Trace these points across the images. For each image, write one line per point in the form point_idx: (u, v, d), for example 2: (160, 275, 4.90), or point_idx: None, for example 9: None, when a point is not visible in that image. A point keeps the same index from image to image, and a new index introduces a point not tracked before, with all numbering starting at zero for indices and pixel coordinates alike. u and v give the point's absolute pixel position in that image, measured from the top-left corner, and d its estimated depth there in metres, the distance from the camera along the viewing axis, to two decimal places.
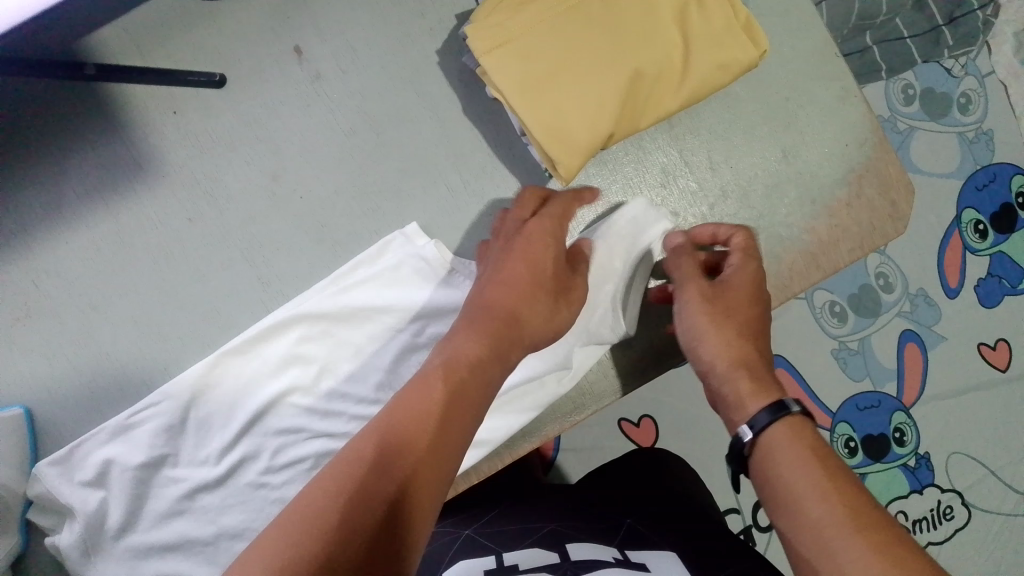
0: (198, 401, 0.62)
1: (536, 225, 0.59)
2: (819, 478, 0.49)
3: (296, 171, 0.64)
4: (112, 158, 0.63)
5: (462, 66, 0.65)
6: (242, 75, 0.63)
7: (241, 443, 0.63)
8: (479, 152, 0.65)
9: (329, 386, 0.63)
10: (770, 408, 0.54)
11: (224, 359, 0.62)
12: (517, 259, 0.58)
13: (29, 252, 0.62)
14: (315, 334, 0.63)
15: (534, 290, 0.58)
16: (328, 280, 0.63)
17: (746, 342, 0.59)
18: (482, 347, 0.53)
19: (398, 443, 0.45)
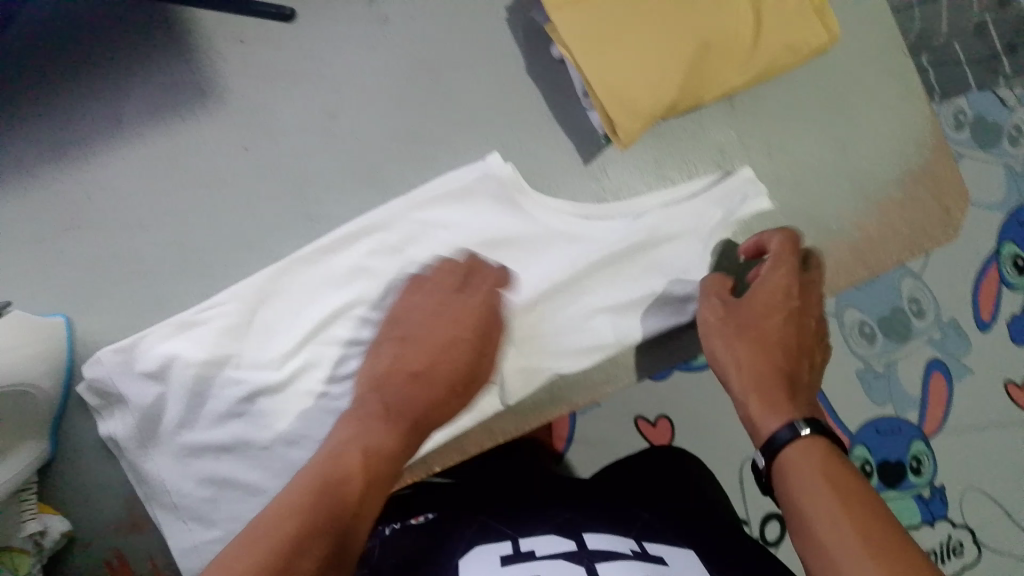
0: (263, 305, 0.63)
1: (444, 322, 0.63)
2: (830, 491, 0.49)
3: (355, 113, 0.65)
4: (174, 81, 0.64)
5: (527, 24, 0.65)
6: (308, 12, 0.64)
7: (304, 349, 0.63)
8: (537, 112, 0.65)
9: (394, 299, 0.64)
10: (789, 427, 0.54)
11: (294, 267, 0.63)
12: (432, 370, 0.62)
13: (83, 166, 0.63)
14: (383, 248, 0.63)
15: (455, 363, 0.62)
16: (404, 198, 0.63)
17: (764, 354, 0.60)
18: (369, 437, 0.56)
19: (314, 516, 0.49)
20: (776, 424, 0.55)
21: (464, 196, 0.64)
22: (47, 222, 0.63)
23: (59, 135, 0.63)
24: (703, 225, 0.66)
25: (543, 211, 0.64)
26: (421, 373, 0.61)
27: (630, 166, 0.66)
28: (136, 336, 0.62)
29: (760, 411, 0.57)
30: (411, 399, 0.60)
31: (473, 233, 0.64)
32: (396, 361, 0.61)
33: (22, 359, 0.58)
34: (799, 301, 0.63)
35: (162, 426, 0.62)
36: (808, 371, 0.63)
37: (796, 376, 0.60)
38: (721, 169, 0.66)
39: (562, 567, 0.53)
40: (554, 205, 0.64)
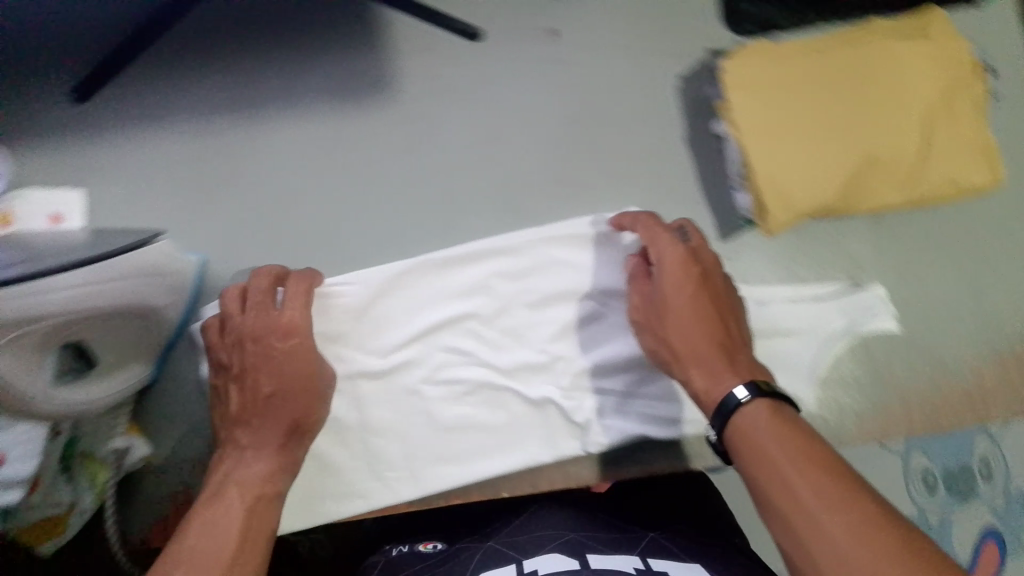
0: (385, 294, 0.64)
1: (279, 355, 0.53)
2: (800, 457, 0.43)
3: (513, 138, 0.67)
4: (355, 70, 0.67)
5: (694, 97, 0.67)
6: (494, 37, 0.67)
7: (411, 346, 0.64)
8: (684, 180, 0.67)
9: (506, 322, 0.65)
10: (748, 387, 0.47)
11: (422, 267, 0.64)
12: (254, 382, 0.53)
13: (252, 126, 0.66)
14: (509, 271, 0.65)
15: (294, 365, 0.54)
16: (537, 229, 0.65)
17: (704, 326, 0.52)
18: (273, 454, 0.52)
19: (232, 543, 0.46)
20: (732, 382, 0.48)
21: (595, 242, 0.65)
22: (208, 171, 0.66)
23: (237, 92, 0.66)
24: (831, 325, 0.63)
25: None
26: (262, 397, 0.53)
27: (763, 254, 0.67)
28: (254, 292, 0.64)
29: (709, 387, 0.50)
30: (283, 401, 0.53)
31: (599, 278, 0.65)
32: (246, 396, 0.53)
33: (165, 285, 0.60)
34: (700, 266, 0.55)
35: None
36: (742, 324, 0.55)
37: (742, 357, 0.51)
38: (851, 280, 0.67)
39: None
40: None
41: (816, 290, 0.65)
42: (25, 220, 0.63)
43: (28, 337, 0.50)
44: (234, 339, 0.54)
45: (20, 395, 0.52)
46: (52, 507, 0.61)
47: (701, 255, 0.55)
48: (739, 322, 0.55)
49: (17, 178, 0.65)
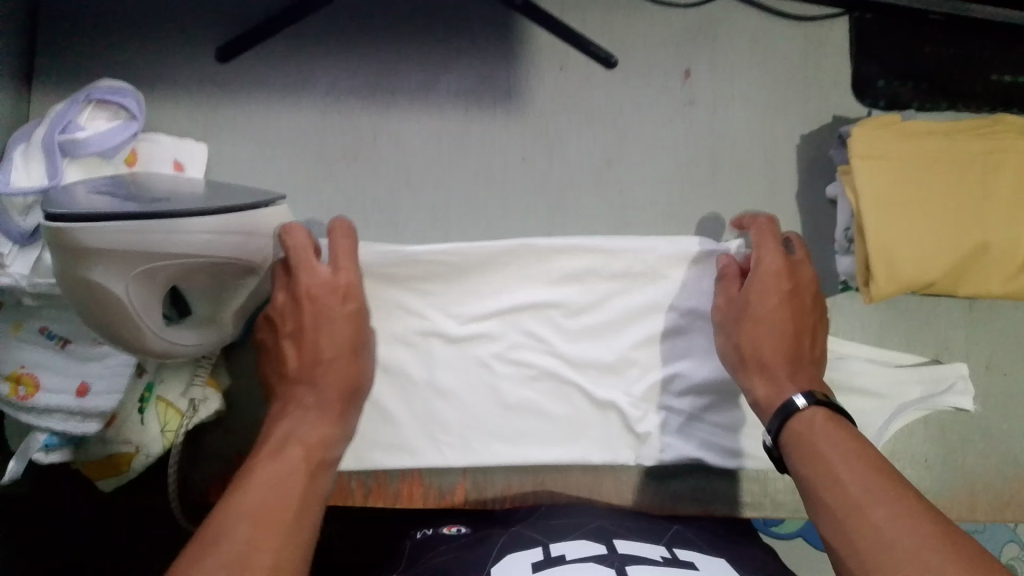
0: (482, 275, 0.64)
1: (319, 308, 0.53)
2: (851, 454, 0.45)
3: (629, 165, 0.68)
4: (490, 76, 0.69)
5: (814, 158, 0.68)
6: (630, 68, 0.69)
7: (491, 319, 0.64)
8: (791, 235, 0.67)
9: (587, 320, 0.65)
10: (808, 395, 0.51)
11: (525, 256, 0.63)
12: (313, 346, 0.53)
13: (383, 111, 0.68)
14: (603, 274, 0.65)
15: (337, 330, 0.53)
16: (647, 243, 0.64)
17: (779, 341, 0.54)
18: (327, 419, 0.51)
19: (288, 503, 0.43)
20: (790, 391, 0.52)
21: (699, 266, 0.64)
22: (334, 146, 0.68)
23: (375, 78, 0.69)
24: (903, 396, 0.64)
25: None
26: (318, 363, 0.53)
27: (856, 320, 0.67)
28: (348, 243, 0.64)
29: (768, 394, 0.54)
30: (339, 377, 0.52)
31: (689, 297, 0.65)
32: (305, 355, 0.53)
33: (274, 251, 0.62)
34: (794, 281, 0.56)
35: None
36: (821, 334, 0.57)
37: (807, 367, 0.55)
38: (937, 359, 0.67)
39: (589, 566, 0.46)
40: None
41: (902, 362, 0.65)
42: (150, 162, 0.64)
43: (153, 270, 0.51)
44: (292, 296, 0.54)
45: (131, 323, 0.52)
46: (121, 443, 0.62)
47: (798, 270, 0.57)
48: (819, 331, 0.57)
49: (153, 121, 0.68)
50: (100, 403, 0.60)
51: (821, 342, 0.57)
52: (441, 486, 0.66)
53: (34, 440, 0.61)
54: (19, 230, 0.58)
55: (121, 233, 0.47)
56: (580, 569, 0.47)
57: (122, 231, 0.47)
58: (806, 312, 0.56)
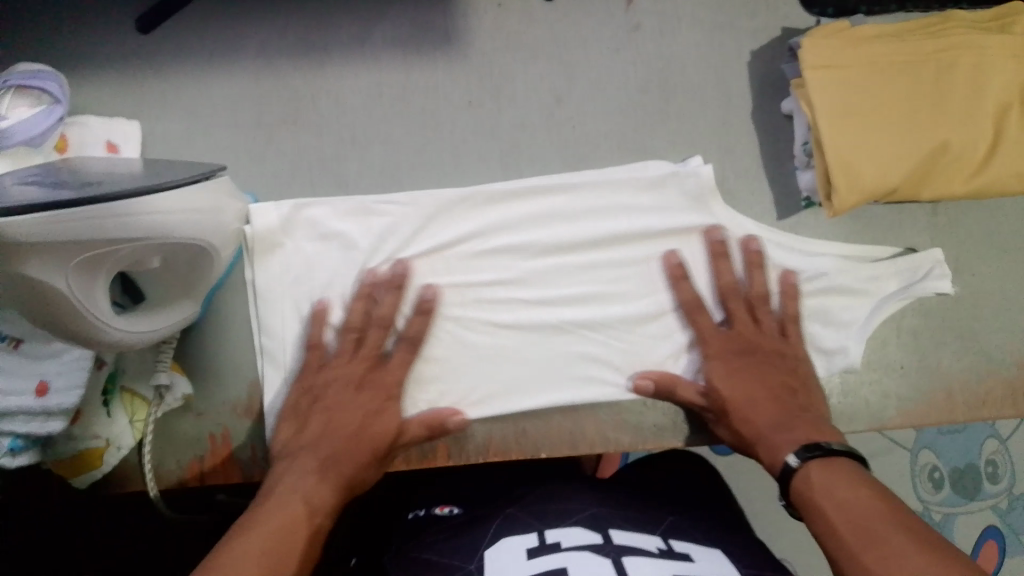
0: (436, 220, 0.65)
1: (367, 414, 0.60)
2: (857, 499, 0.48)
3: (580, 102, 0.66)
4: (426, 22, 0.66)
5: (766, 74, 0.66)
6: (571, 1, 0.66)
7: (454, 272, 0.65)
8: (750, 156, 0.66)
9: (554, 263, 0.65)
10: (802, 450, 0.54)
11: (477, 197, 0.65)
12: (348, 441, 0.58)
13: (319, 70, 0.65)
14: (562, 210, 0.65)
15: (369, 422, 0.60)
16: (596, 170, 0.65)
17: (766, 404, 0.60)
18: (333, 483, 0.56)
19: (293, 535, 0.50)
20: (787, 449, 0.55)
21: (654, 187, 0.65)
22: (272, 111, 0.65)
23: (306, 35, 0.65)
24: (882, 290, 0.66)
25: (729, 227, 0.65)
26: (346, 433, 0.59)
27: (819, 235, 0.67)
28: (304, 202, 0.64)
29: (771, 460, 0.56)
30: (335, 441, 0.58)
31: (652, 219, 0.65)
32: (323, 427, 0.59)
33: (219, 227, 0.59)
34: (751, 351, 0.63)
35: (298, 303, 0.64)
36: (807, 387, 0.62)
37: (807, 417, 0.58)
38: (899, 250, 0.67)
39: (587, 563, 0.49)
40: (742, 225, 0.65)
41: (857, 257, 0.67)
42: (82, 146, 0.62)
43: (92, 258, 0.49)
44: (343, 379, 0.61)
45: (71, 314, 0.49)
46: (91, 438, 0.62)
47: (745, 338, 0.63)
48: (810, 392, 0.62)
49: (78, 103, 0.64)
50: (62, 401, 0.58)
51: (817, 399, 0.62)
52: (422, 447, 0.65)
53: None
54: None
55: (56, 224, 0.44)
56: (573, 557, 0.50)
57: (54, 221, 0.44)
58: (784, 377, 0.62)
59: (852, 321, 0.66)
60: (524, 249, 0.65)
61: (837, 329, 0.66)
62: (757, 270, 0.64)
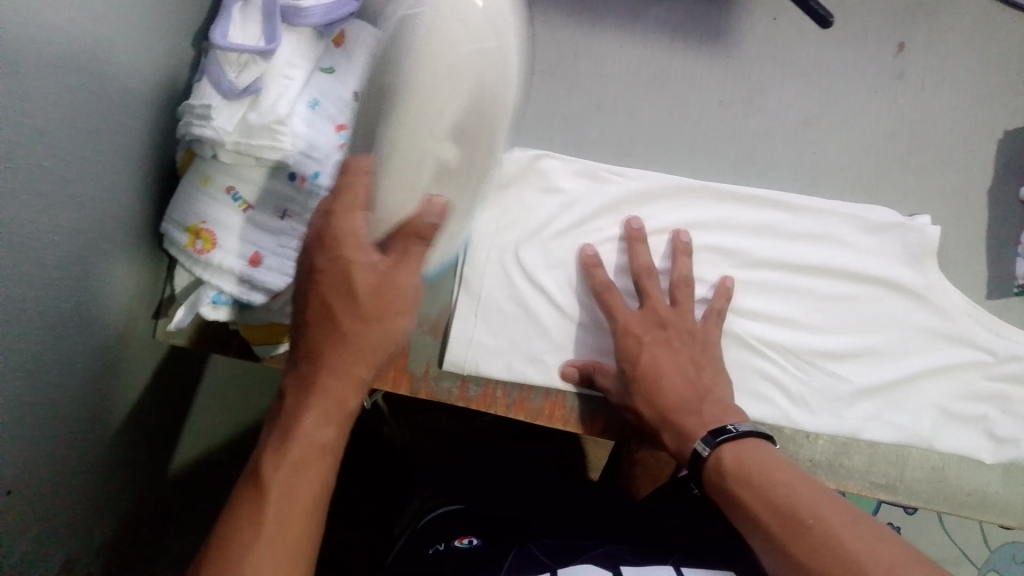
0: (657, 200, 0.66)
1: (341, 303, 0.47)
2: (768, 483, 0.46)
3: (826, 130, 0.67)
4: (703, 14, 0.68)
5: (1013, 154, 0.67)
6: (844, 32, 0.68)
7: (662, 256, 0.65)
8: (975, 229, 0.67)
9: (760, 274, 0.65)
10: (711, 435, 0.51)
11: (705, 193, 0.66)
12: (332, 357, 0.47)
13: (589, 32, 0.68)
14: (783, 228, 0.66)
15: (341, 316, 0.47)
16: (827, 200, 0.66)
17: (667, 388, 0.56)
18: (323, 410, 0.47)
19: (307, 494, 0.45)
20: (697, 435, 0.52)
21: (877, 231, 0.66)
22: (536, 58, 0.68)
23: None
24: None
25: (942, 290, 0.66)
26: (316, 319, 0.48)
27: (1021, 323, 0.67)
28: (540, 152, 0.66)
29: (677, 446, 0.54)
30: (309, 346, 0.48)
31: (870, 261, 0.65)
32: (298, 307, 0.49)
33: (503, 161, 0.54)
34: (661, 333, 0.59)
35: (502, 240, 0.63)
36: (712, 362, 0.59)
37: (710, 399, 0.55)
38: None
39: None
40: (951, 293, 0.66)
41: None
42: (353, 48, 0.65)
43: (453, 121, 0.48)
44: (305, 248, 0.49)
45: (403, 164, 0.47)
46: (284, 315, 0.61)
47: (657, 315, 0.60)
48: (713, 366, 0.59)
49: None
50: (267, 276, 0.60)
51: (719, 375, 0.59)
52: (584, 411, 0.62)
53: (205, 292, 0.60)
54: (229, 86, 0.59)
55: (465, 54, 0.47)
56: None
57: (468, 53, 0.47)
58: (690, 354, 0.59)
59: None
60: (739, 253, 0.65)
61: (1012, 420, 0.65)
62: (681, 257, 0.63)
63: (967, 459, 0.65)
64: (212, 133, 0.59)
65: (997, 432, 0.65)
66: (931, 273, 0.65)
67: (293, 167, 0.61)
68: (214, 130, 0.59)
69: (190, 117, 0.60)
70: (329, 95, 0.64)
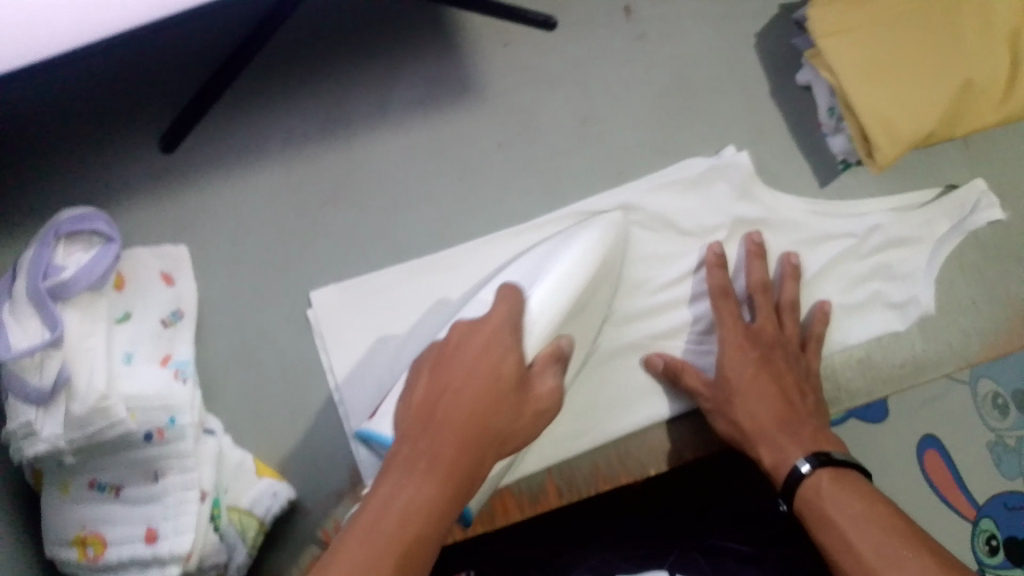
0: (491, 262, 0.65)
1: (484, 344, 0.50)
2: (866, 514, 0.50)
3: (606, 120, 0.67)
4: (441, 77, 0.67)
5: (775, 50, 0.68)
6: (572, 26, 0.68)
7: None
8: (782, 134, 0.67)
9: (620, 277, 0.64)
10: (818, 455, 0.54)
11: (529, 231, 0.65)
12: (467, 370, 0.48)
13: (348, 147, 0.67)
14: None
15: (488, 395, 0.47)
16: (640, 181, 0.66)
17: (767, 404, 0.58)
18: (465, 422, 0.45)
19: (448, 464, 0.44)
20: (795, 456, 0.55)
21: (699, 185, 0.66)
22: (312, 195, 0.66)
23: (329, 117, 0.67)
24: (935, 232, 0.67)
25: (778, 205, 0.66)
26: (465, 390, 0.47)
27: (864, 193, 0.68)
28: (359, 281, 0.65)
29: (774, 462, 0.56)
30: (456, 427, 0.45)
31: (709, 215, 0.65)
32: (439, 380, 0.49)
33: (599, 273, 0.59)
34: (762, 348, 0.61)
35: (375, 379, 0.63)
36: (815, 393, 0.61)
37: (812, 427, 0.57)
38: (938, 186, 0.68)
39: None
40: (789, 201, 0.66)
41: (905, 208, 0.67)
42: (138, 280, 0.63)
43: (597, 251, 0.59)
44: (463, 335, 0.51)
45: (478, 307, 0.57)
46: (206, 566, 0.59)
47: (765, 336, 0.61)
48: (816, 393, 0.61)
49: (122, 231, 0.65)
50: (172, 544, 0.57)
51: (819, 401, 0.61)
52: (532, 489, 0.63)
53: None
54: (38, 391, 0.55)
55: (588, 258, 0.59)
56: None
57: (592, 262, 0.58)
58: (795, 378, 0.60)
59: (913, 274, 0.66)
60: None
61: (904, 284, 0.66)
62: (791, 281, 0.63)
63: (884, 336, 0.66)
64: (46, 445, 0.55)
65: (894, 298, 0.66)
66: (760, 197, 0.66)
67: (144, 427, 0.58)
68: (47, 441, 0.55)
69: (15, 440, 0.56)
70: (138, 338, 0.61)
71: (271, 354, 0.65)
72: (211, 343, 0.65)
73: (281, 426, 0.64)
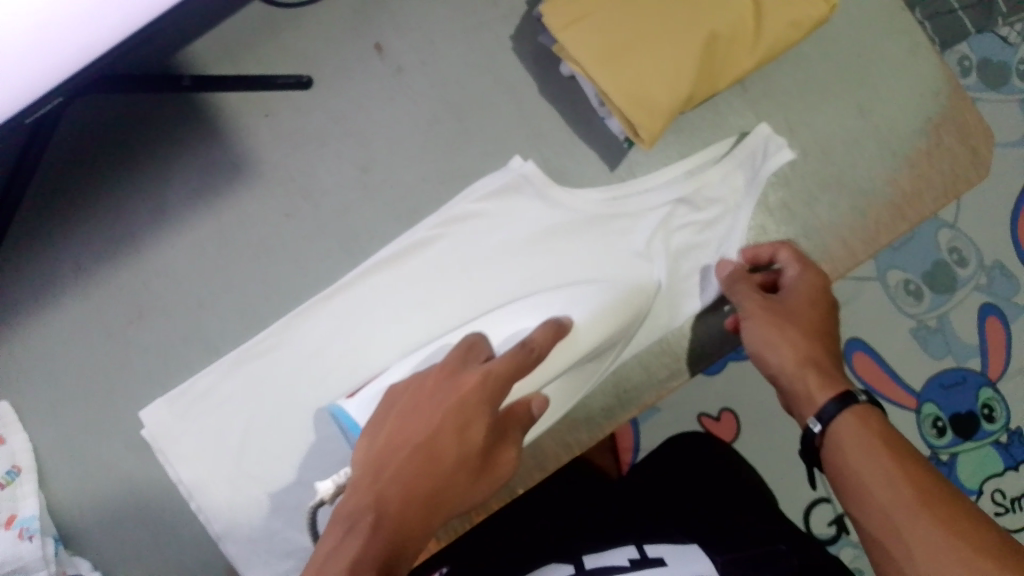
0: (306, 335, 0.65)
1: (468, 399, 0.51)
2: (878, 449, 0.54)
3: (385, 162, 0.67)
4: (211, 163, 0.66)
5: (535, 48, 0.67)
6: (327, 77, 0.66)
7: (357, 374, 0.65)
8: (558, 131, 0.67)
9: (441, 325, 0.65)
10: (840, 400, 0.57)
11: (337, 293, 0.65)
12: (445, 417, 0.50)
13: (137, 257, 0.66)
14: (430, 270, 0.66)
15: (446, 455, 0.49)
16: (438, 215, 0.65)
17: (815, 344, 0.62)
18: (419, 481, 0.48)
19: (395, 514, 0.46)
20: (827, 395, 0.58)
21: (500, 199, 0.66)
22: (114, 315, 0.65)
23: (111, 234, 0.65)
24: (733, 185, 0.66)
25: (573, 202, 0.66)
26: (424, 444, 0.49)
27: (658, 162, 0.68)
28: (181, 387, 0.64)
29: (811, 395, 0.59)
30: (408, 481, 0.48)
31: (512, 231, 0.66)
32: (399, 432, 0.51)
33: (623, 315, 0.63)
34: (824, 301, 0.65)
35: (227, 477, 0.64)
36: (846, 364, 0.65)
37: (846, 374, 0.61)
38: (727, 135, 0.67)
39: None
40: (583, 194, 0.66)
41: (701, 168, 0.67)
42: None
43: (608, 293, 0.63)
44: (443, 385, 0.53)
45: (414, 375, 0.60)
46: None
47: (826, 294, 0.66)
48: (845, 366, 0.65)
49: None
50: None
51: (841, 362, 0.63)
52: None
53: None
54: None
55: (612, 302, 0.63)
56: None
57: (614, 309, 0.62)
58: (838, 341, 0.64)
59: (723, 234, 0.67)
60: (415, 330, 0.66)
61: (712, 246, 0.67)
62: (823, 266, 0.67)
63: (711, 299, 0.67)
64: None
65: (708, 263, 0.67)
66: (556, 196, 0.65)
67: None
68: None
69: None
70: None
71: (117, 482, 0.64)
72: (57, 489, 0.64)
73: (148, 547, 0.64)
